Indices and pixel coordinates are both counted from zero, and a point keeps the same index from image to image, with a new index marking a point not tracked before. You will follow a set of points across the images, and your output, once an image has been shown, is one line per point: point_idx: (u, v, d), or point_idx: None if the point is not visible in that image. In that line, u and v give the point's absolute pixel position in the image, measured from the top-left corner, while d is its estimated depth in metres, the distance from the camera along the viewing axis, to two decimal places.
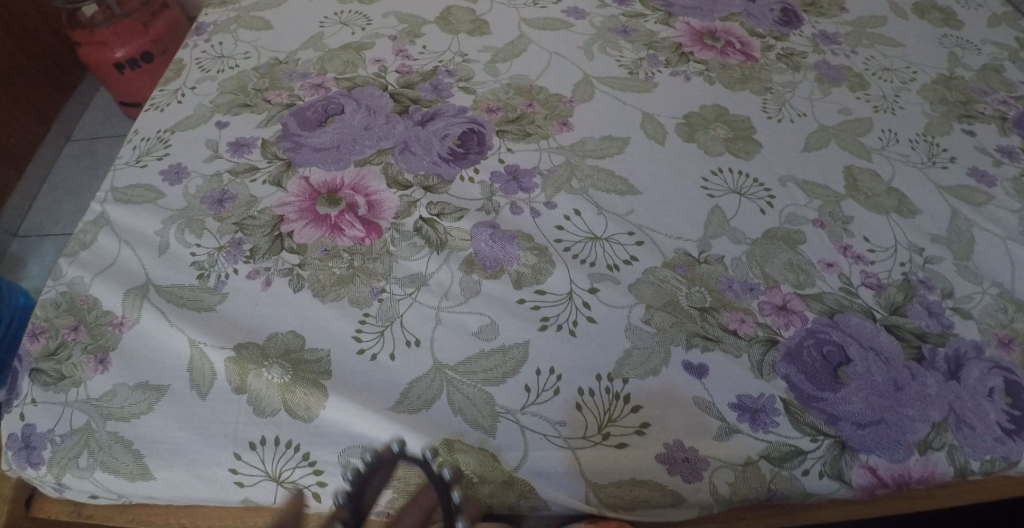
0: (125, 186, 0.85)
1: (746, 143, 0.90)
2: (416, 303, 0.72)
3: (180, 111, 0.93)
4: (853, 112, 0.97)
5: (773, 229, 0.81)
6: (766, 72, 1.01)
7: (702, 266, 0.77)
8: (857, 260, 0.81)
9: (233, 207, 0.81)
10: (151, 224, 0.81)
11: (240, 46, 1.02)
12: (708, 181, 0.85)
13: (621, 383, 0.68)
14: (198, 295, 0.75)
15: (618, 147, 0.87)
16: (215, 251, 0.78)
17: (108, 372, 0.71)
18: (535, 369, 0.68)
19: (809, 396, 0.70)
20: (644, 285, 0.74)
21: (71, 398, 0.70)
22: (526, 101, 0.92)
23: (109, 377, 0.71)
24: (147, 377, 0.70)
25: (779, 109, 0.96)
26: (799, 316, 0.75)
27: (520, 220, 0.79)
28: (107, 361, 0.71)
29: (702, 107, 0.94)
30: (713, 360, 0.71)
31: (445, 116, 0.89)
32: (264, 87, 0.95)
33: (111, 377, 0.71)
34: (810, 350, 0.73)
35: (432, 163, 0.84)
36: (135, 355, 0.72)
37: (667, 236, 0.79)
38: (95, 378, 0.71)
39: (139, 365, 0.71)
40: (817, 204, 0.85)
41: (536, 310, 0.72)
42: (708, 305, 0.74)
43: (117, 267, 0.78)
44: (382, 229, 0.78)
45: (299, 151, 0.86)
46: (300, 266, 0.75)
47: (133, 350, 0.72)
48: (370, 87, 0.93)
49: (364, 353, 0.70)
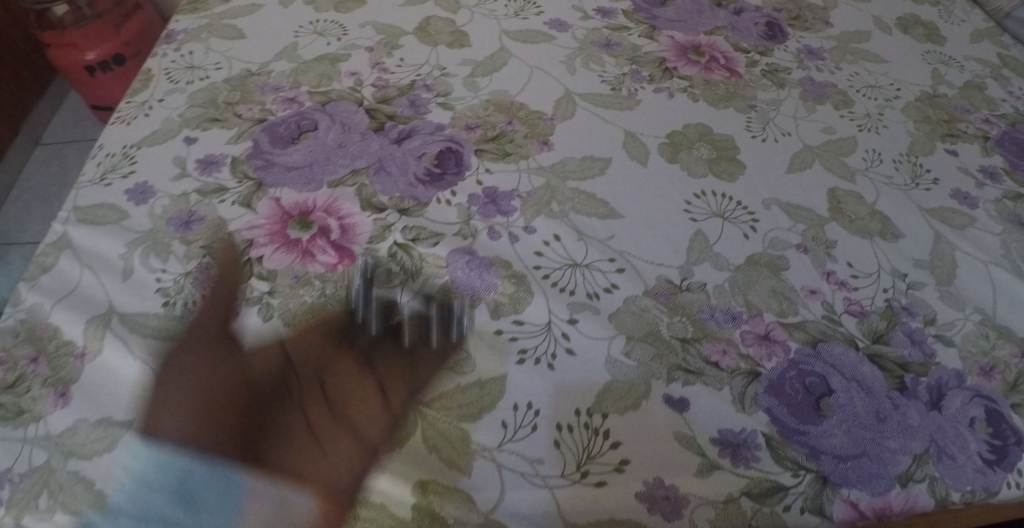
0: (88, 205, 0.81)
1: (730, 164, 0.88)
2: (390, 334, 0.70)
3: (146, 126, 0.89)
4: (837, 131, 0.96)
5: (756, 255, 0.80)
6: (750, 89, 1.00)
7: (683, 294, 0.75)
8: (840, 286, 0.79)
9: (200, 230, 0.78)
10: (115, 247, 0.77)
11: (211, 56, 0.98)
12: (690, 204, 0.83)
13: (600, 419, 0.67)
14: (164, 325, 0.72)
15: (600, 169, 0.85)
16: (182, 277, 0.75)
17: (70, 406, 0.68)
18: (512, 404, 0.67)
19: (791, 429, 0.69)
20: (624, 315, 0.73)
21: (30, 434, 0.66)
22: (506, 118, 0.90)
23: (70, 412, 0.67)
24: (110, 412, 0.67)
25: (763, 128, 0.95)
26: (782, 346, 0.74)
27: (498, 246, 0.77)
28: (68, 395, 0.68)
29: (685, 126, 0.92)
30: (694, 393, 0.69)
31: (422, 134, 0.87)
32: (235, 101, 0.91)
33: (73, 411, 0.67)
34: (792, 382, 0.72)
35: (408, 185, 0.81)
36: (98, 388, 0.68)
37: (649, 263, 0.77)
38: (56, 412, 0.67)
39: (101, 399, 0.68)
40: (801, 228, 0.83)
41: (514, 342, 0.70)
42: (689, 335, 0.72)
43: (79, 294, 0.74)
44: (355, 255, 0.75)
45: (269, 170, 0.82)
46: (269, 293, 0.73)
47: (95, 383, 0.69)
48: (345, 101, 0.90)
49: (336, 387, 0.68)
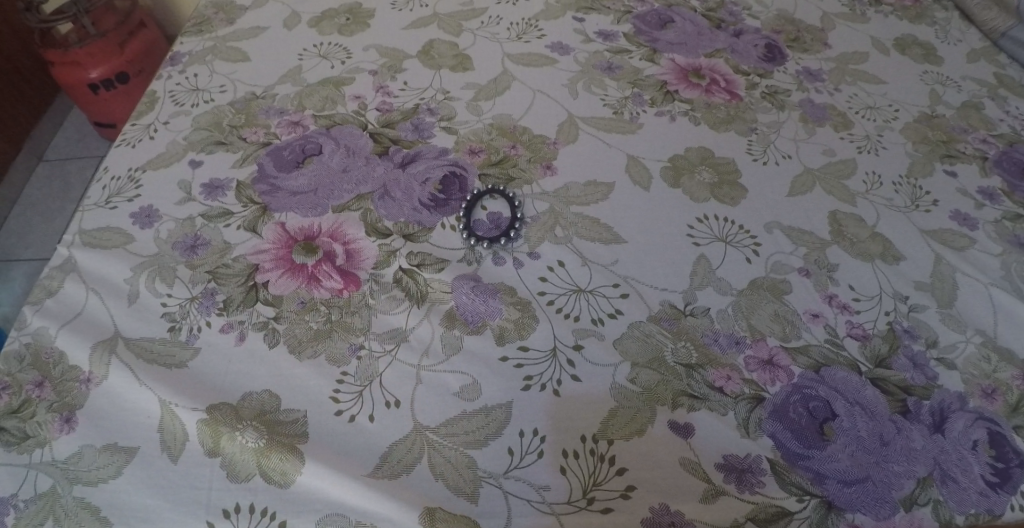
0: (93, 229, 0.81)
1: (731, 188, 0.89)
2: (396, 360, 0.70)
3: (152, 149, 0.90)
4: (836, 153, 0.97)
5: (759, 279, 0.80)
6: (750, 111, 1.01)
7: (687, 319, 0.76)
8: (842, 310, 0.80)
9: (206, 254, 0.78)
10: (121, 271, 0.77)
11: (216, 80, 0.99)
12: (693, 228, 0.84)
13: (606, 445, 0.67)
14: (169, 350, 0.72)
15: (603, 193, 0.86)
16: (187, 302, 0.75)
17: (75, 431, 0.68)
18: (518, 431, 0.67)
19: (795, 454, 0.69)
20: (629, 340, 0.73)
21: (35, 459, 0.67)
22: (509, 142, 0.90)
23: (76, 437, 0.68)
24: (116, 438, 0.67)
25: (764, 150, 0.95)
26: (785, 371, 0.74)
27: (502, 271, 0.77)
28: (73, 420, 0.68)
29: (687, 149, 0.93)
30: (698, 419, 0.70)
31: (426, 158, 0.87)
32: (240, 124, 0.92)
33: (78, 437, 0.68)
34: (796, 406, 0.72)
35: (413, 210, 0.81)
36: (103, 414, 0.69)
37: (653, 288, 0.78)
38: (61, 438, 0.68)
39: (107, 425, 0.68)
40: (803, 252, 0.84)
41: (519, 368, 0.70)
42: (694, 361, 0.73)
43: (84, 318, 0.74)
44: (360, 281, 0.76)
45: (275, 195, 0.83)
46: (275, 319, 0.73)
47: (101, 408, 0.69)
48: (349, 126, 0.91)
49: (342, 414, 0.68)
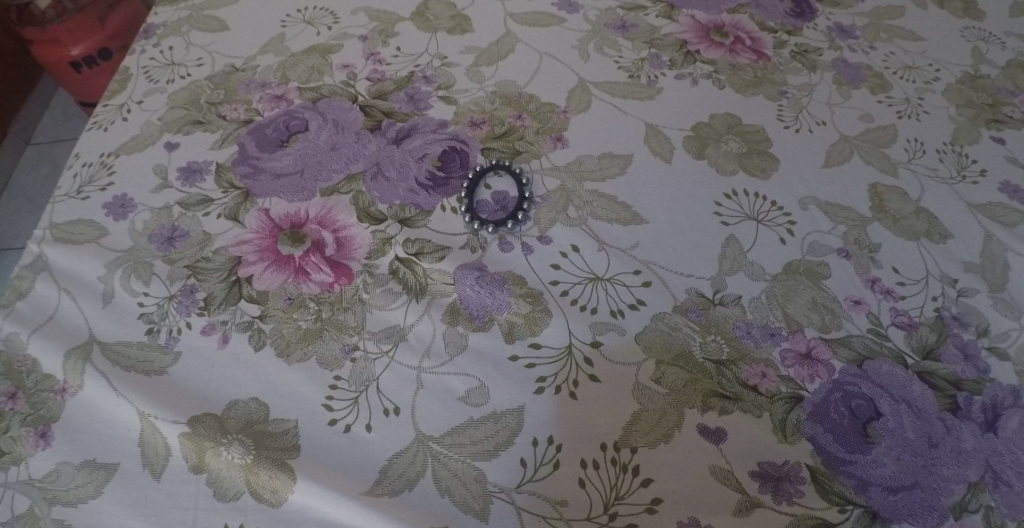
0: (64, 221, 0.74)
1: (762, 159, 0.81)
2: (394, 362, 0.63)
3: (125, 131, 0.81)
4: (875, 119, 0.88)
5: (795, 262, 0.73)
6: (779, 73, 0.91)
7: (716, 309, 0.68)
8: (886, 295, 0.72)
9: (185, 247, 0.71)
10: (94, 268, 0.70)
11: (192, 52, 0.89)
12: (721, 206, 0.76)
13: (629, 454, 0.60)
14: (148, 356, 0.65)
15: (620, 167, 0.78)
16: (165, 301, 0.67)
17: (52, 447, 0.62)
18: (532, 439, 0.60)
19: (836, 459, 0.63)
20: (653, 334, 0.66)
21: (10, 478, 0.61)
22: (514, 112, 0.82)
23: (53, 454, 0.61)
24: (95, 453, 0.61)
25: (796, 117, 0.87)
26: (824, 366, 0.67)
27: (510, 259, 0.70)
28: (49, 435, 0.62)
29: (711, 117, 0.84)
30: (731, 422, 0.63)
31: (423, 132, 0.78)
32: (218, 100, 0.83)
33: (55, 453, 0.61)
34: (838, 406, 0.65)
35: (409, 191, 0.73)
36: (81, 427, 0.62)
37: (678, 274, 0.70)
38: (37, 454, 0.61)
39: (84, 440, 0.62)
40: (842, 230, 0.76)
41: (531, 369, 0.63)
42: (725, 357, 0.66)
43: (57, 321, 0.67)
44: (353, 273, 0.68)
45: (257, 178, 0.74)
46: (261, 318, 0.66)
47: (78, 421, 0.62)
48: (337, 98, 0.82)
49: (337, 423, 0.61)
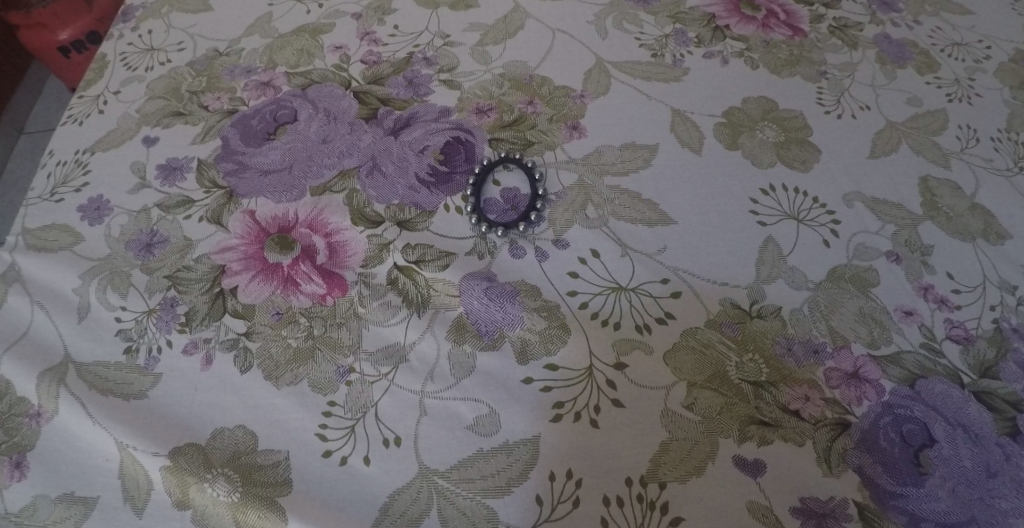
0: (36, 225, 0.67)
1: (801, 149, 0.72)
2: (394, 386, 0.57)
3: (102, 125, 0.74)
4: (923, 103, 0.79)
5: (840, 267, 0.65)
6: (818, 50, 0.82)
7: (754, 322, 0.61)
8: (939, 305, 0.65)
9: (164, 254, 0.64)
10: (68, 280, 0.63)
11: (173, 35, 0.81)
12: (758, 203, 0.68)
13: (657, 489, 0.54)
14: (126, 378, 0.59)
15: (644, 159, 0.70)
16: (144, 316, 0.61)
17: (27, 479, 0.56)
18: (549, 473, 0.54)
19: (885, 492, 0.56)
20: (682, 352, 0.59)
21: None
22: (525, 97, 0.74)
23: (29, 487, 0.56)
24: (72, 486, 0.56)
25: (838, 100, 0.78)
26: (874, 386, 0.60)
27: (523, 267, 0.62)
28: (24, 465, 0.57)
29: (745, 101, 0.76)
30: (771, 453, 0.56)
31: (424, 121, 0.70)
32: (200, 88, 0.75)
33: (30, 486, 0.56)
34: (888, 432, 0.58)
35: (409, 188, 0.66)
36: (57, 457, 0.57)
37: (710, 282, 0.63)
38: (11, 487, 0.56)
39: (61, 471, 0.56)
40: (890, 231, 0.68)
41: (547, 394, 0.57)
42: (764, 378, 0.59)
43: (30, 339, 0.61)
44: (347, 283, 0.61)
45: (242, 176, 0.67)
46: (247, 335, 0.59)
47: (54, 451, 0.57)
48: (329, 83, 0.74)
49: (332, 455, 0.55)
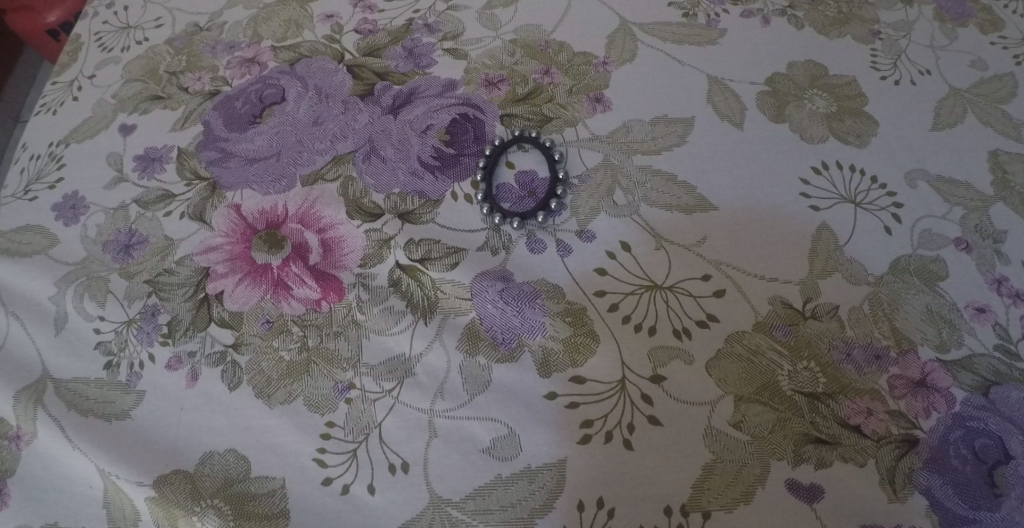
0: (7, 226, 0.60)
1: (856, 121, 0.64)
2: (399, 405, 0.51)
3: (76, 113, 0.66)
4: (989, 66, 0.68)
5: (903, 258, 0.57)
6: (868, 6, 0.71)
7: (808, 324, 0.54)
8: (1016, 300, 0.56)
9: (144, 256, 0.57)
10: (42, 286, 0.57)
11: (150, 10, 0.72)
12: (809, 184, 0.60)
13: (700, 520, 0.48)
14: (109, 397, 0.53)
15: (678, 135, 0.62)
16: (123, 327, 0.55)
17: (7, 510, 0.51)
18: (577, 502, 0.48)
19: (957, 517, 0.49)
20: (727, 361, 0.52)
21: None
22: (541, 66, 0.65)
23: (9, 518, 0.51)
24: (55, 516, 0.51)
25: (894, 63, 0.68)
26: (944, 396, 0.52)
27: (540, 264, 0.55)
28: (4, 493, 0.51)
29: (790, 67, 0.66)
30: (829, 476, 0.49)
31: (427, 97, 0.62)
32: (180, 68, 0.67)
33: (11, 518, 0.51)
34: (959, 448, 0.51)
35: (411, 174, 0.58)
36: (39, 485, 0.51)
37: (757, 279, 0.55)
38: None
39: (42, 500, 0.51)
40: (959, 215, 0.59)
41: (573, 411, 0.50)
42: (821, 389, 0.51)
43: (5, 354, 0.55)
44: (344, 286, 0.54)
45: (226, 165, 0.60)
46: (235, 347, 0.53)
47: (36, 478, 0.51)
48: (320, 56, 0.65)
49: (332, 483, 0.49)
